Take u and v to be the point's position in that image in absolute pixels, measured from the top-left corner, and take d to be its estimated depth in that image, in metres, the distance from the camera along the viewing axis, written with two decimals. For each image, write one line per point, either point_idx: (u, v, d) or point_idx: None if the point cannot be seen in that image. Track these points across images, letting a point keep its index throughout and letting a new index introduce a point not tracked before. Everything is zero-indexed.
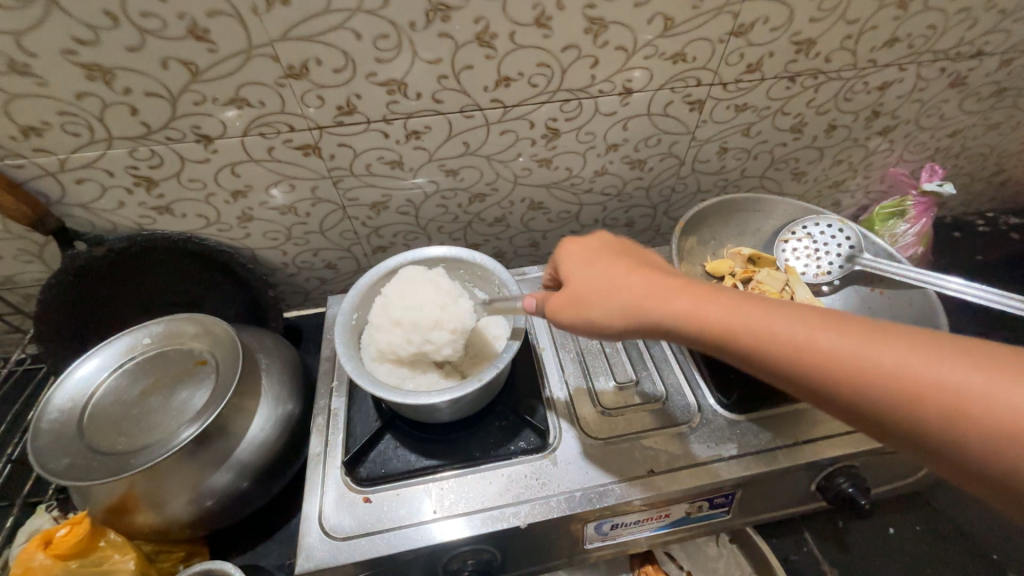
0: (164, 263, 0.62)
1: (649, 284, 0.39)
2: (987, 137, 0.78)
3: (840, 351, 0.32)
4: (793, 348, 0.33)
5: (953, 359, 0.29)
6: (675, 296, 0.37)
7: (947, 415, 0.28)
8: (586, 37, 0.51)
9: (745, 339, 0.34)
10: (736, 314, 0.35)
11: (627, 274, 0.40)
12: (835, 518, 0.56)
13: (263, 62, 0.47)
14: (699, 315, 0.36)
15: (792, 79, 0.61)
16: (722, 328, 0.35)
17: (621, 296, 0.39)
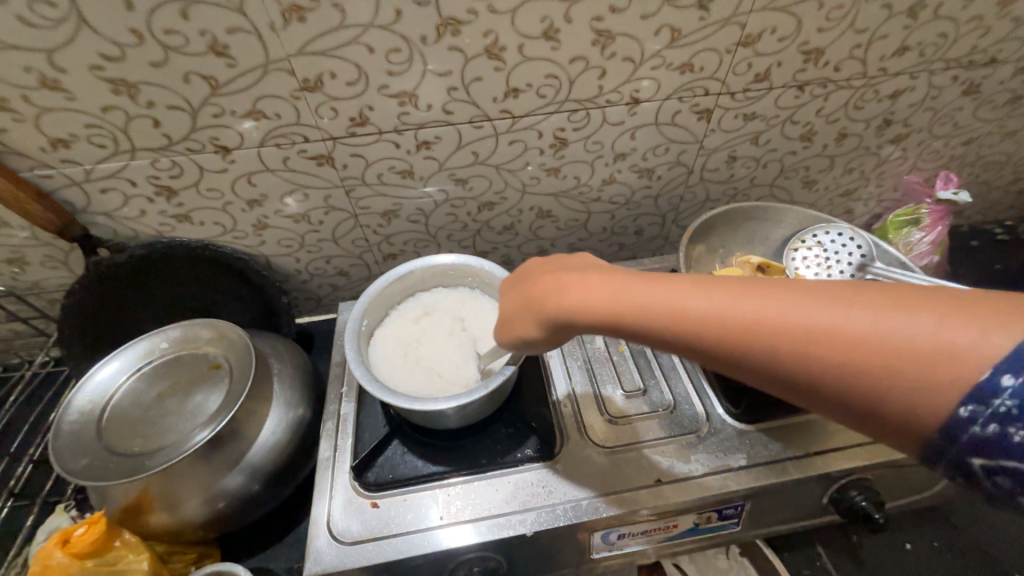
0: (182, 270, 0.64)
1: (551, 271, 0.39)
2: (1004, 144, 0.77)
3: (730, 310, 0.30)
4: (687, 314, 0.31)
5: (840, 303, 0.28)
6: (570, 277, 0.37)
7: (842, 362, 0.27)
8: (593, 49, 0.52)
9: (638, 312, 0.33)
10: (629, 286, 0.34)
11: (535, 271, 0.41)
12: (849, 533, 0.55)
13: (280, 76, 0.49)
14: (593, 291, 0.35)
15: (801, 88, 0.61)
16: (616, 302, 0.34)
17: (526, 291, 0.39)
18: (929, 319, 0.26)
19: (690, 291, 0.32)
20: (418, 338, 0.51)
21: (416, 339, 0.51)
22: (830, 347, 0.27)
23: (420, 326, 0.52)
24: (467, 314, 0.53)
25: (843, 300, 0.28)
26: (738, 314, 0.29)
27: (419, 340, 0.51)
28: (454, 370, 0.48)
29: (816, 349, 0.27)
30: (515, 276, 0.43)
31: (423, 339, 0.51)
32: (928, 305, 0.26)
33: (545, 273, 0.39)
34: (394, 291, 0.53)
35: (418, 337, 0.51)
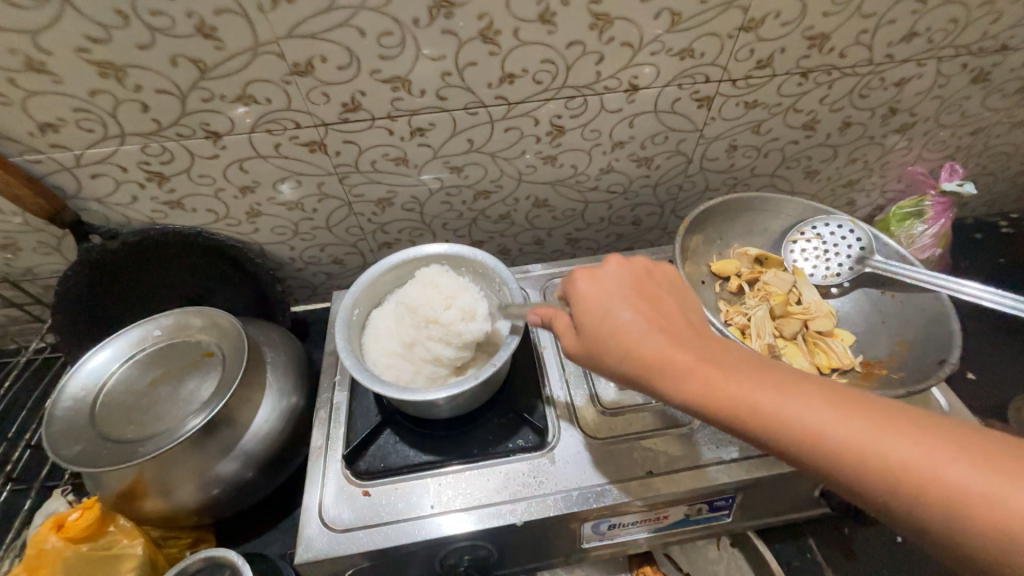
0: (175, 257, 0.63)
1: (646, 329, 0.36)
2: (1012, 135, 0.75)
3: (852, 439, 0.29)
4: (803, 431, 0.30)
5: (997, 471, 0.26)
6: (677, 357, 0.34)
7: (984, 530, 0.26)
8: (591, 33, 0.51)
9: (750, 417, 0.32)
10: (742, 388, 0.32)
11: (626, 305, 0.37)
12: (841, 525, 0.56)
13: (270, 59, 0.48)
14: (702, 384, 0.33)
15: (804, 75, 0.59)
16: (727, 402, 0.32)
17: (616, 337, 0.36)
18: None
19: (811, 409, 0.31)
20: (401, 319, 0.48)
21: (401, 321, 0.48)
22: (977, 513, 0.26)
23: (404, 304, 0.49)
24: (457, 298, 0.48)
25: (973, 457, 0.27)
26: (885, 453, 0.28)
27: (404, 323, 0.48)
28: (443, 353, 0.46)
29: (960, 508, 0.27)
30: (597, 288, 0.38)
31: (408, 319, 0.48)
32: None
33: (642, 329, 0.36)
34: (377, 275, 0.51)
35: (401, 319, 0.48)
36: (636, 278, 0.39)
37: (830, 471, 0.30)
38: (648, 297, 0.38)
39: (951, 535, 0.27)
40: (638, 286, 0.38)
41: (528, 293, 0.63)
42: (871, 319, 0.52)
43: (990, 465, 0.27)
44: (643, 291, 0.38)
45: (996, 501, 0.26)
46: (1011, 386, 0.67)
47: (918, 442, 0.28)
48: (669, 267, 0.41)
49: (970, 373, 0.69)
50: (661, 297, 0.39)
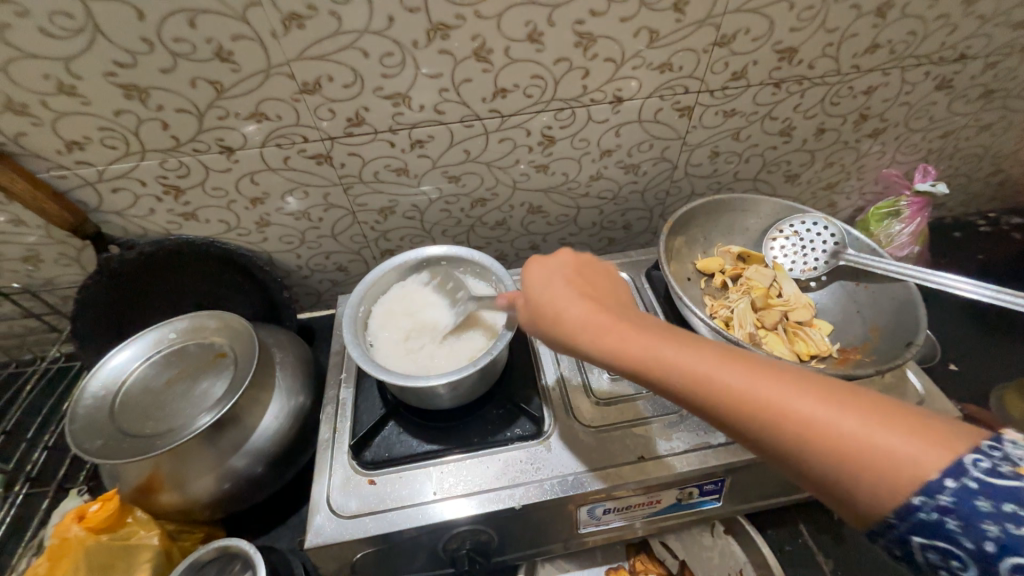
0: (189, 267, 0.67)
1: (572, 296, 0.39)
2: (980, 138, 0.79)
3: (751, 387, 0.32)
4: (705, 381, 0.33)
5: (834, 401, 0.29)
6: (593, 316, 0.38)
7: (822, 456, 0.29)
8: (576, 50, 0.55)
9: (657, 367, 0.34)
10: (653, 343, 0.35)
11: (557, 279, 0.41)
12: (829, 511, 0.59)
13: (281, 79, 0.52)
14: (619, 338, 0.36)
15: (777, 86, 0.64)
16: (640, 355, 0.35)
17: (545, 307, 0.40)
18: (907, 437, 0.27)
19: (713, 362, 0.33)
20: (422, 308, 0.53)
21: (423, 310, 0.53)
22: (818, 441, 0.29)
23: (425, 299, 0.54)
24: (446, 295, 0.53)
25: (825, 396, 0.30)
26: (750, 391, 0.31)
27: (414, 316, 0.52)
28: (456, 341, 0.50)
29: (804, 437, 0.29)
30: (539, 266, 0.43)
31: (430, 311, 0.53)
32: (913, 424, 0.28)
33: (567, 297, 0.39)
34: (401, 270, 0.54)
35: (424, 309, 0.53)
36: (570, 262, 0.43)
37: (722, 412, 0.32)
38: (578, 275, 0.42)
39: (829, 473, 0.29)
40: (573, 269, 0.42)
41: None
42: (847, 310, 0.55)
43: (873, 414, 0.28)
44: (575, 271, 0.42)
45: (833, 429, 0.29)
46: (992, 376, 0.70)
47: (805, 389, 0.30)
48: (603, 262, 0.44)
49: (953, 364, 0.72)
50: (593, 276, 0.42)
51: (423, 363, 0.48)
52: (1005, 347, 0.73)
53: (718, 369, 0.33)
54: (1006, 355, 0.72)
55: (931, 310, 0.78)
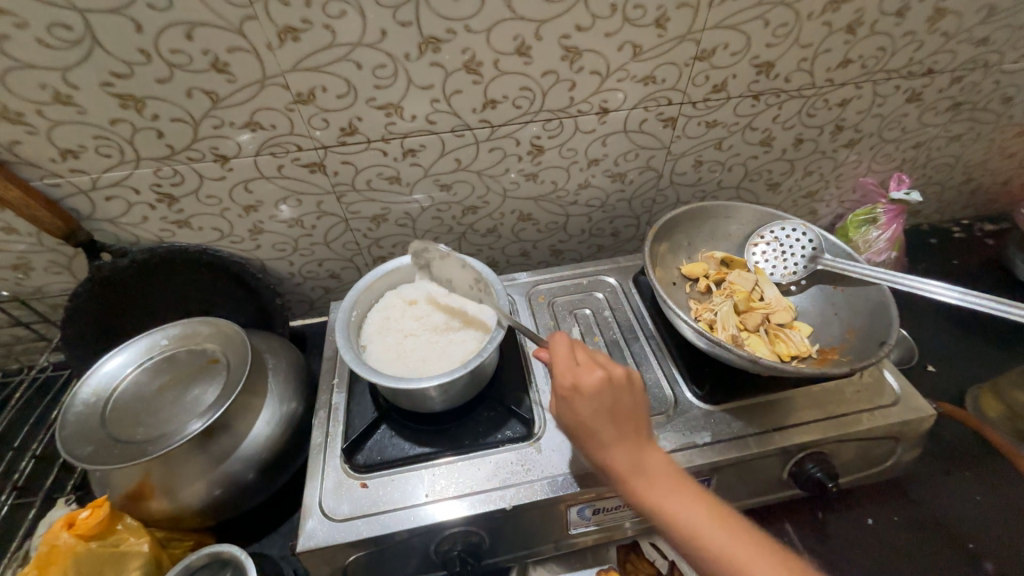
0: (181, 274, 0.67)
1: (611, 444, 0.42)
2: (951, 147, 0.83)
3: (750, 565, 0.37)
4: (711, 550, 0.38)
5: None
6: (626, 460, 0.42)
7: None
8: (563, 63, 0.57)
9: (676, 528, 0.40)
10: (673, 504, 0.40)
11: (595, 421, 0.42)
12: (815, 510, 0.60)
13: (275, 90, 0.53)
14: (644, 494, 0.41)
15: (756, 98, 0.67)
16: (662, 512, 0.40)
17: (581, 444, 0.43)
18: None
19: (724, 538, 0.39)
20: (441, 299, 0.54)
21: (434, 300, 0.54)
22: None
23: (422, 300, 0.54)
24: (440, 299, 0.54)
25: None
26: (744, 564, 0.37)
27: (408, 320, 0.52)
28: (451, 343, 0.50)
29: None
30: (580, 393, 0.42)
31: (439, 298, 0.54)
32: None
33: (604, 445, 0.42)
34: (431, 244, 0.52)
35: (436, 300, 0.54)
36: (610, 394, 0.42)
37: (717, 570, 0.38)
38: (617, 414, 0.42)
39: None
40: (612, 404, 0.42)
41: (514, 299, 0.67)
42: (825, 312, 0.57)
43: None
44: (615, 408, 0.42)
45: None
46: (969, 377, 0.73)
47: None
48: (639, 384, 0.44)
49: (931, 366, 0.74)
50: (631, 410, 0.43)
51: (417, 365, 0.48)
52: (980, 349, 0.76)
53: (728, 547, 0.38)
54: (982, 356, 0.75)
55: (909, 313, 0.81)
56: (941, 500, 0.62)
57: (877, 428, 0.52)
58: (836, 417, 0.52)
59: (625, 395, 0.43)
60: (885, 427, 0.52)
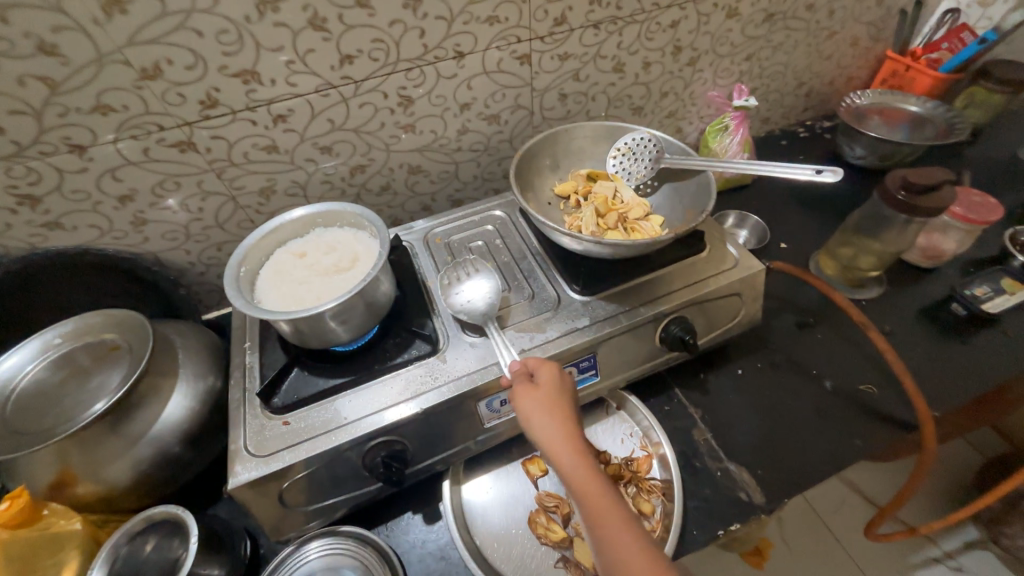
0: (65, 279, 0.65)
1: (548, 419, 0.48)
2: (777, 56, 0.95)
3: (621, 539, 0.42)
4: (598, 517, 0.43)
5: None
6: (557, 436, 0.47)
7: None
8: (406, 11, 0.61)
9: (596, 520, 0.43)
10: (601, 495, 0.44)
11: (559, 404, 0.49)
12: (697, 373, 0.72)
13: (116, 68, 0.53)
14: (582, 477, 0.45)
15: (597, 27, 0.74)
16: (591, 498, 0.44)
17: (536, 421, 0.48)
18: None
19: (638, 544, 0.42)
20: (343, 241, 0.59)
21: (333, 237, 0.59)
22: None
23: (311, 250, 0.57)
24: (331, 246, 0.58)
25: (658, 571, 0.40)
26: (620, 532, 0.42)
27: (299, 268, 0.55)
28: (339, 279, 0.54)
29: None
30: (553, 382, 0.50)
31: (338, 237, 0.59)
32: None
33: (559, 427, 0.47)
34: (329, 213, 0.59)
35: (337, 238, 0.59)
36: (558, 385, 0.50)
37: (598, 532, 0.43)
38: (560, 398, 0.49)
39: None
40: (558, 392, 0.50)
41: (413, 245, 0.72)
42: (672, 202, 0.67)
43: None
44: (560, 395, 0.50)
45: None
46: (812, 246, 0.87)
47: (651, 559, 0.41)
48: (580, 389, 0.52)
49: (783, 244, 0.88)
50: (572, 402, 0.50)
51: (314, 303, 0.52)
52: (821, 222, 0.90)
53: (636, 552, 0.41)
54: (821, 228, 0.89)
55: (765, 204, 0.94)
56: (794, 343, 0.75)
57: (722, 288, 0.63)
58: (690, 285, 0.63)
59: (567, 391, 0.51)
60: (728, 285, 0.63)
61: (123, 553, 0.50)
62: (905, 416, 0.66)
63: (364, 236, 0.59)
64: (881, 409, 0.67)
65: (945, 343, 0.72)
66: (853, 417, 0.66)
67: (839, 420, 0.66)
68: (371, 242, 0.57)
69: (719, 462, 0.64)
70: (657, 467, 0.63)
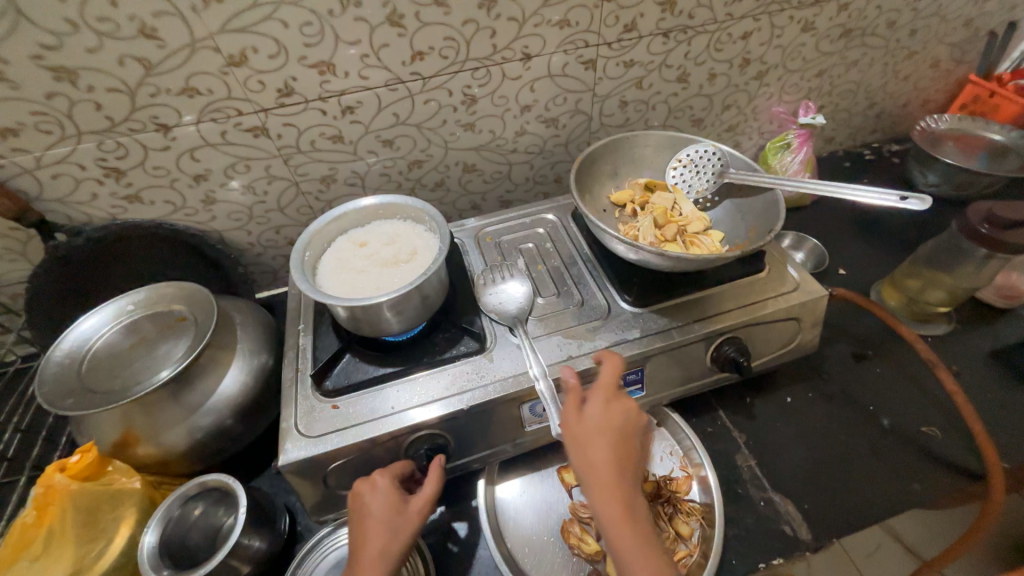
0: (138, 250, 0.69)
1: (593, 449, 0.45)
2: (850, 74, 0.91)
3: None
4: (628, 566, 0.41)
5: None
6: (601, 469, 0.44)
7: None
8: (480, 12, 0.62)
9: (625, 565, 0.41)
10: (633, 545, 0.41)
11: (605, 435, 0.46)
12: (743, 396, 0.70)
13: (207, 53, 0.56)
14: (616, 521, 0.42)
15: (666, 36, 0.73)
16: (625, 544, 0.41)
17: (576, 447, 0.46)
18: None
19: None
20: (400, 233, 0.59)
21: (392, 229, 0.60)
22: None
23: (371, 241, 0.58)
24: (390, 237, 0.59)
25: None
26: None
27: (358, 257, 0.57)
28: (397, 271, 0.55)
29: None
30: (605, 411, 0.47)
31: (397, 231, 0.60)
32: None
33: (603, 460, 0.44)
34: (389, 206, 0.61)
35: (395, 230, 0.60)
36: (612, 416, 0.47)
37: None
38: (610, 430, 0.46)
39: None
40: (611, 422, 0.47)
41: (463, 242, 0.72)
42: (733, 218, 0.65)
43: None
44: (613, 427, 0.46)
45: None
46: (873, 275, 0.83)
47: None
48: (636, 421, 0.48)
49: (842, 270, 0.84)
50: (625, 435, 0.47)
51: (371, 293, 0.53)
52: (884, 250, 0.86)
53: None
54: (884, 256, 0.85)
55: (824, 227, 0.90)
56: (849, 375, 0.71)
57: (781, 310, 0.60)
58: (747, 305, 0.61)
59: (620, 422, 0.47)
60: (787, 308, 0.61)
61: (176, 516, 0.51)
62: (968, 464, 0.62)
63: (422, 230, 0.59)
64: (943, 455, 0.63)
65: (1021, 390, 0.67)
66: (911, 459, 0.63)
67: (896, 461, 0.63)
68: (430, 238, 0.58)
69: (763, 491, 0.61)
70: (697, 490, 0.62)
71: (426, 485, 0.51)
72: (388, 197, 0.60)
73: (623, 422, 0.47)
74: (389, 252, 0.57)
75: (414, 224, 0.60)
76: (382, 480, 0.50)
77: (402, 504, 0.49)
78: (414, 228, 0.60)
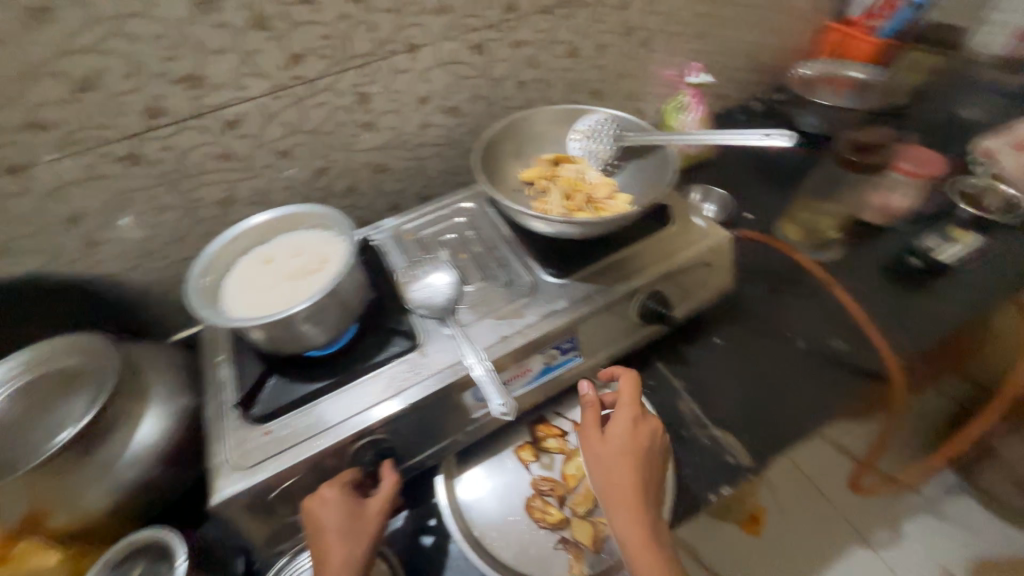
0: (14, 311, 0.62)
1: (614, 468, 0.51)
2: (725, 33, 0.98)
3: None
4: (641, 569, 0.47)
5: None
6: (620, 485, 0.50)
7: None
8: (352, 5, 0.60)
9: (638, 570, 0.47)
10: (646, 553, 0.47)
11: (625, 459, 0.51)
12: (677, 346, 0.74)
13: (49, 80, 0.51)
14: (632, 531, 0.48)
15: (547, 13, 0.75)
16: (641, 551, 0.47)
17: (600, 471, 0.51)
18: None
19: None
20: (307, 243, 0.57)
21: (298, 240, 0.58)
22: None
23: (277, 255, 0.56)
24: (297, 249, 0.57)
25: None
26: None
27: (265, 274, 0.54)
28: (307, 281, 0.53)
29: None
30: (624, 434, 0.53)
31: (303, 240, 0.57)
32: None
33: (623, 479, 0.50)
34: (291, 217, 0.58)
35: (302, 241, 0.58)
36: (632, 438, 0.53)
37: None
38: (630, 452, 0.52)
39: None
40: (631, 444, 0.52)
41: (382, 243, 0.71)
42: (637, 179, 0.68)
43: None
44: (633, 449, 0.52)
45: None
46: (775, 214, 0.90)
47: None
48: (656, 446, 0.53)
49: (748, 214, 0.90)
50: (644, 456, 0.52)
51: (282, 308, 0.51)
52: (781, 191, 0.93)
53: None
54: (782, 196, 0.92)
55: (728, 178, 0.96)
56: (766, 309, 0.77)
57: (692, 257, 0.64)
58: (661, 258, 0.64)
59: (641, 445, 0.53)
60: (696, 255, 0.65)
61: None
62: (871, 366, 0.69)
63: (329, 236, 0.57)
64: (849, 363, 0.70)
65: (906, 294, 0.76)
66: (823, 372, 0.70)
67: (813, 377, 0.69)
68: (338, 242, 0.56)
69: (706, 429, 0.65)
70: None
71: (381, 490, 0.51)
72: (288, 207, 0.58)
73: (643, 446, 0.53)
74: (297, 263, 0.55)
75: (321, 232, 0.58)
76: (331, 492, 0.49)
77: (359, 510, 0.49)
78: (321, 235, 0.58)
